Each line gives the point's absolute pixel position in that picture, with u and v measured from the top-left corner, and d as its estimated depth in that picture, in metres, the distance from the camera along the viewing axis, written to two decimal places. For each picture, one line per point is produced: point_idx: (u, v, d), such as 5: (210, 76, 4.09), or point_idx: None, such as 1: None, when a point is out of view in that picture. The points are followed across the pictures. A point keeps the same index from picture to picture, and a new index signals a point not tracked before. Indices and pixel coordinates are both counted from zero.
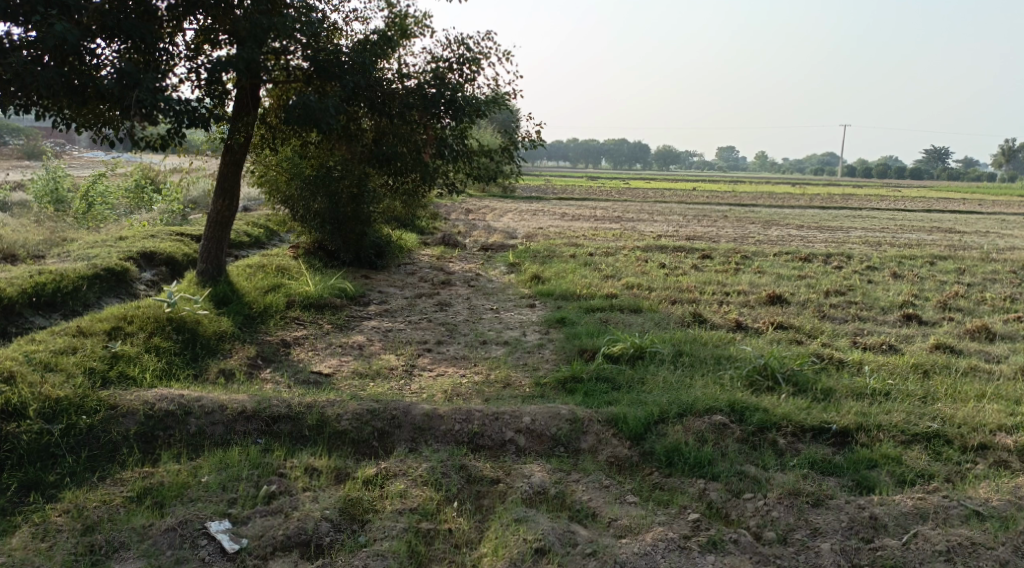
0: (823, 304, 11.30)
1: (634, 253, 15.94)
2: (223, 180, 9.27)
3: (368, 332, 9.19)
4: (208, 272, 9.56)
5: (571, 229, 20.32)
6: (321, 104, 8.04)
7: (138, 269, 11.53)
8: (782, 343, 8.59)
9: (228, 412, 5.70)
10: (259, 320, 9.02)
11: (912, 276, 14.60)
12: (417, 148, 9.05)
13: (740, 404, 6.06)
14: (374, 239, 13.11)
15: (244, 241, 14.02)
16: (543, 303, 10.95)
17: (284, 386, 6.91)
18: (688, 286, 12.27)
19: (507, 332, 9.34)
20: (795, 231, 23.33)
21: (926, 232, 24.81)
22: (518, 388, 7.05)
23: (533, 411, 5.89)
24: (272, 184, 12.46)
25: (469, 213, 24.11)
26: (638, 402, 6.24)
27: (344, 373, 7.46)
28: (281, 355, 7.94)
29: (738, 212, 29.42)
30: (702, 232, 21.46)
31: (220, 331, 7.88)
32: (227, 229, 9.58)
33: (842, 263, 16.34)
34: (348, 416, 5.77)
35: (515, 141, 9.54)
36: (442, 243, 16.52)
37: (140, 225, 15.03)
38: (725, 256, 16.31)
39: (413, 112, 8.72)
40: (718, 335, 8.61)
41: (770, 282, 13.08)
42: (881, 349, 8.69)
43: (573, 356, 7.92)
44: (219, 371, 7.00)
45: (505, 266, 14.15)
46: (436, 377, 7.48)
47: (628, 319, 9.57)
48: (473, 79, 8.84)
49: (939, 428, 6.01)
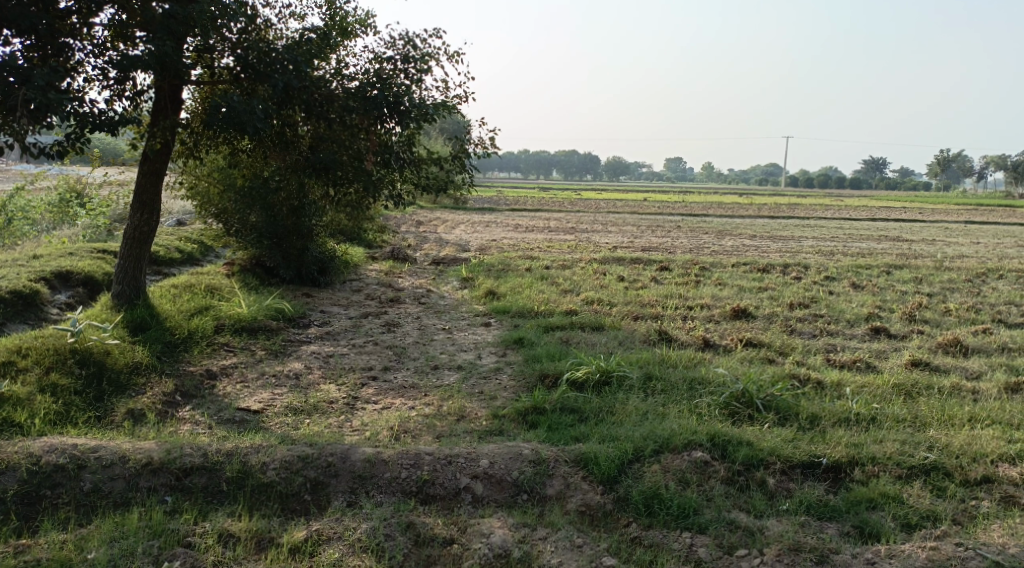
0: (790, 318, 10.80)
1: (591, 266, 15.36)
2: (142, 192, 8.38)
3: (307, 358, 8.35)
4: (126, 294, 8.60)
5: (524, 241, 19.66)
6: (248, 106, 7.21)
7: (52, 292, 10.52)
8: (755, 363, 8.02)
9: (131, 465, 4.91)
10: (182, 348, 8.11)
11: (872, 286, 14.27)
12: (359, 156, 8.21)
13: (722, 436, 5.41)
14: (316, 255, 12.25)
15: (174, 258, 13.05)
16: (498, 322, 10.22)
17: (204, 427, 6.08)
18: (649, 301, 11.69)
19: (461, 355, 8.59)
20: (748, 241, 23.10)
21: (875, 241, 24.80)
22: (473, 421, 6.32)
23: (490, 452, 5.17)
24: (203, 197, 11.57)
25: (418, 226, 23.30)
26: (608, 437, 5.56)
27: (276, 408, 6.62)
28: (205, 389, 7.08)
29: (690, 222, 29.19)
30: (656, 243, 21.06)
31: (133, 363, 7.03)
32: (146, 246, 8.64)
33: (800, 273, 15.99)
34: (274, 465, 4.98)
35: (467, 149, 8.76)
36: (392, 257, 15.67)
37: (61, 242, 13.98)
38: (683, 268, 15.84)
39: (354, 116, 7.93)
40: (687, 355, 7.99)
41: (732, 295, 12.58)
42: (859, 365, 8.16)
43: (533, 383, 7.22)
44: (127, 413, 6.14)
45: (458, 282, 13.40)
46: (381, 410, 6.69)
47: (590, 338, 8.90)
48: (420, 81, 8.04)
49: (937, 458, 5.39)
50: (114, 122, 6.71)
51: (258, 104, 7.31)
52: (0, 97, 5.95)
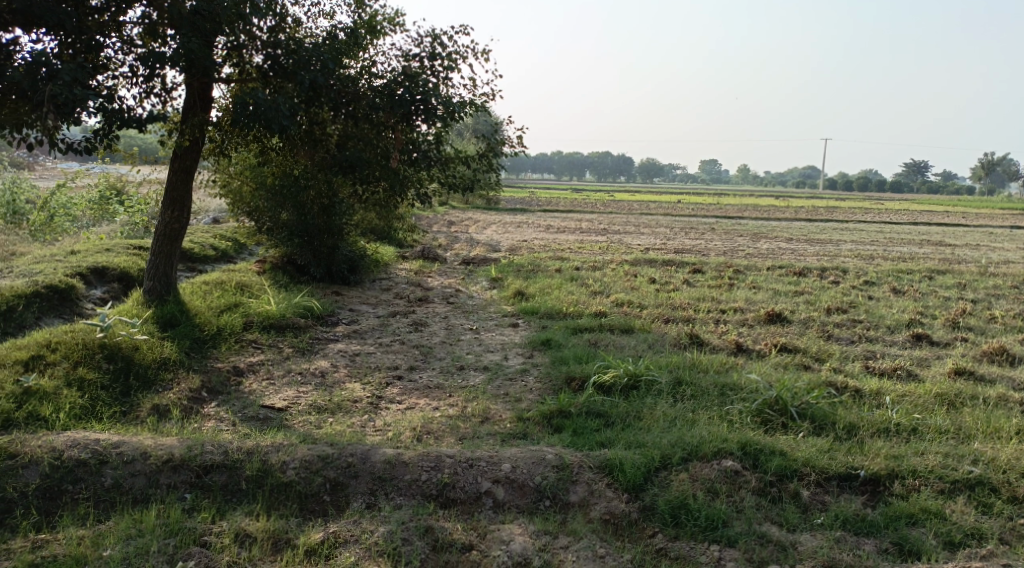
0: (827, 323, 10.53)
1: (623, 267, 15.17)
2: (173, 189, 8.40)
3: (333, 356, 8.30)
4: (156, 289, 8.63)
5: (556, 242, 19.51)
6: (273, 102, 7.13)
7: (86, 286, 10.61)
8: (790, 369, 7.81)
9: (152, 461, 4.87)
10: (210, 344, 8.10)
11: (913, 292, 13.88)
12: (384, 154, 8.22)
13: (753, 445, 5.23)
14: (346, 253, 12.23)
15: (208, 255, 13.12)
16: (527, 322, 10.10)
17: (227, 425, 6.04)
18: (681, 303, 11.48)
19: (488, 355, 8.47)
20: (785, 244, 22.70)
21: (917, 245, 24.22)
22: (498, 424, 6.20)
23: (513, 456, 5.05)
24: (235, 194, 11.62)
25: (450, 225, 23.24)
26: (635, 443, 5.40)
27: (301, 406, 6.56)
28: (231, 386, 7.06)
29: (725, 225, 28.80)
30: (690, 245, 20.78)
31: (161, 358, 7.02)
32: (176, 243, 8.66)
33: (838, 278, 15.63)
34: (294, 465, 4.90)
35: (495, 148, 8.65)
36: (422, 257, 15.62)
37: (98, 238, 14.14)
38: (718, 271, 15.58)
39: (381, 113, 7.86)
40: (718, 359, 7.80)
41: (766, 299, 12.32)
42: (898, 373, 7.90)
43: (560, 385, 7.09)
44: (152, 408, 6.13)
45: (488, 282, 13.31)
46: (405, 411, 6.60)
47: (620, 340, 8.74)
48: (447, 78, 7.96)
49: (981, 473, 5.15)
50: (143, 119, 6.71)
51: (283, 101, 7.25)
52: (28, 89, 5.92)
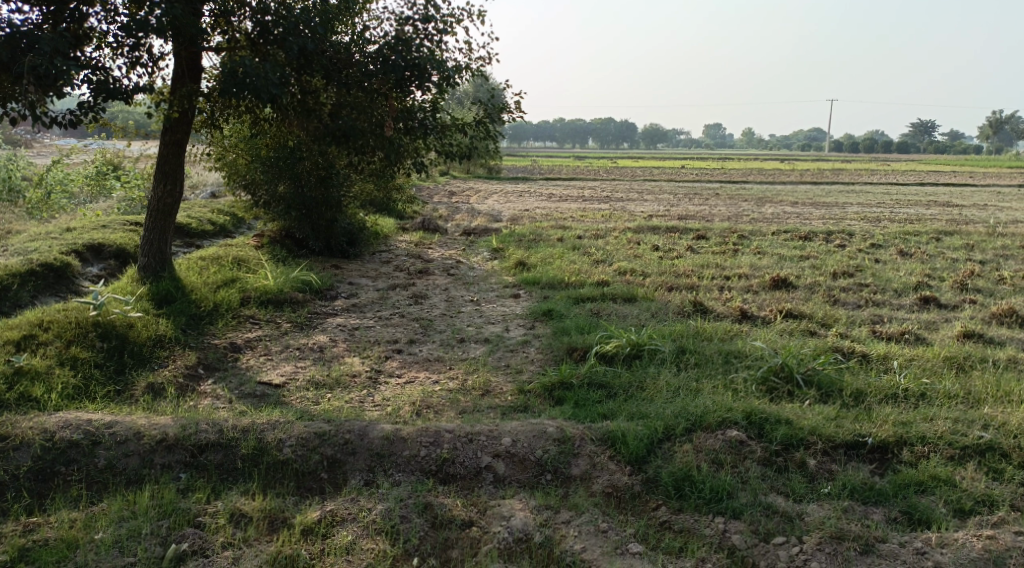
0: (833, 288, 10.38)
1: (626, 235, 15.00)
2: (164, 162, 8.25)
3: (332, 331, 8.19)
4: (151, 266, 8.51)
5: (558, 211, 19.32)
6: (261, 71, 6.93)
7: (83, 264, 10.50)
8: (795, 336, 7.68)
9: (145, 441, 4.78)
10: (207, 320, 8.00)
11: (921, 254, 13.70)
12: (377, 122, 7.88)
13: (758, 414, 5.13)
14: (345, 225, 12.08)
15: (206, 230, 13.00)
16: (529, 293, 9.98)
17: (223, 402, 5.96)
18: (685, 270, 11.34)
19: (488, 327, 8.36)
20: (790, 208, 22.48)
21: (923, 207, 23.95)
22: (498, 397, 6.10)
23: (514, 429, 4.95)
24: (231, 168, 11.46)
25: (451, 196, 23.03)
26: (638, 415, 5.30)
27: (298, 382, 6.47)
28: (228, 362, 6.96)
29: (729, 190, 28.53)
30: (693, 211, 20.58)
31: (156, 336, 6.93)
32: (170, 218, 8.52)
33: (844, 241, 15.45)
34: (290, 443, 4.81)
35: (492, 114, 8.42)
36: (423, 228, 15.46)
37: (95, 214, 14.00)
38: (722, 236, 15.41)
39: (374, 80, 7.70)
40: (723, 327, 7.68)
41: (771, 264, 12.17)
42: (906, 338, 7.76)
43: (561, 356, 6.98)
44: (147, 387, 6.06)
45: (489, 252, 13.17)
46: (404, 385, 6.50)
47: (622, 309, 8.61)
48: (441, 44, 7.77)
49: (993, 438, 5.03)
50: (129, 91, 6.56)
51: (272, 69, 7.04)
52: (7, 60, 5.78)
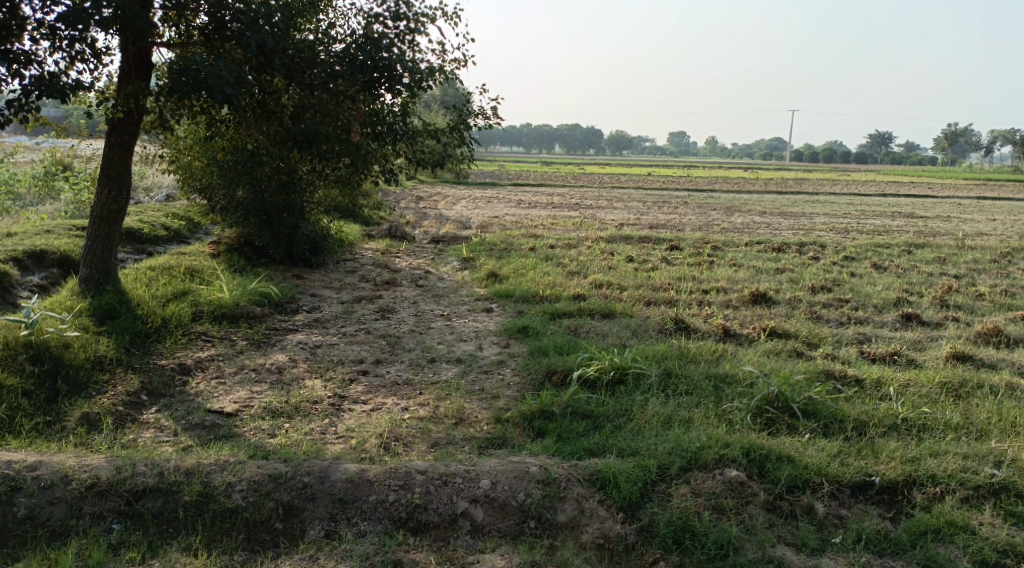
0: (814, 304, 10.05)
1: (598, 245, 14.60)
2: (109, 166, 7.64)
3: (293, 349, 7.63)
4: (94, 278, 7.86)
5: (528, 218, 18.87)
6: (213, 69, 6.35)
7: (24, 273, 9.78)
8: (782, 357, 7.31)
9: (73, 487, 4.30)
10: (154, 338, 7.40)
11: (895, 268, 13.49)
12: (344, 127, 7.27)
13: (758, 450, 4.70)
14: (308, 233, 11.49)
15: (159, 236, 12.31)
16: (501, 307, 9.50)
17: (168, 435, 5.43)
18: (661, 283, 10.95)
19: (460, 345, 7.86)
20: (759, 218, 22.32)
21: (890, 217, 23.98)
22: (473, 426, 5.62)
23: (492, 469, 4.50)
24: (186, 171, 10.81)
25: (418, 201, 22.47)
26: (628, 451, 4.86)
27: (253, 410, 5.92)
28: (176, 386, 6.40)
29: (696, 199, 28.35)
30: (664, 220, 20.29)
31: (96, 358, 6.37)
32: (116, 226, 7.89)
33: (817, 253, 15.22)
34: (241, 487, 4.35)
35: (465, 118, 7.94)
36: (389, 235, 14.86)
37: (41, 219, 13.18)
38: (695, 247, 15.08)
39: (340, 82, 7.08)
40: (707, 346, 7.28)
41: (748, 277, 11.84)
42: (896, 358, 7.43)
43: (539, 381, 6.51)
44: (81, 418, 5.54)
45: (458, 262, 12.67)
46: (370, 413, 5.98)
47: (600, 326, 8.18)
48: (412, 44, 7.24)
49: (1008, 477, 4.65)
50: (66, 88, 5.97)
51: (227, 67, 6.48)
52: None
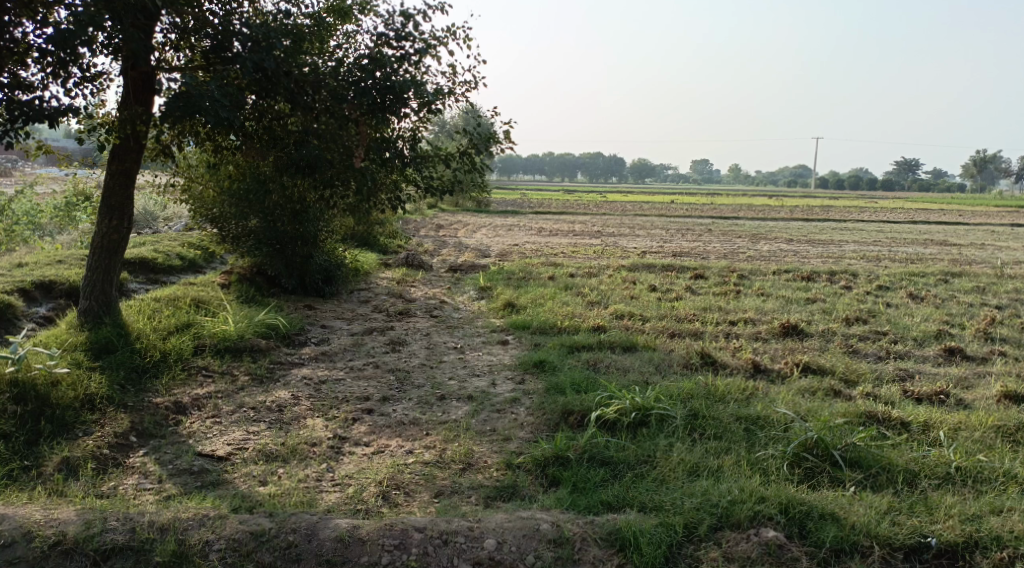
0: (849, 336, 9.51)
1: (620, 274, 14.13)
2: (109, 194, 7.31)
3: (296, 384, 7.23)
4: (92, 310, 7.50)
5: (549, 246, 18.46)
6: (208, 93, 5.90)
7: (29, 303, 9.48)
8: (819, 395, 6.78)
9: (36, 545, 3.94)
10: (151, 374, 7.03)
11: (933, 297, 12.89)
12: (349, 151, 6.94)
13: (798, 507, 4.21)
14: (321, 262, 11.14)
15: (172, 265, 12.02)
16: (517, 339, 9.06)
17: (152, 483, 5.04)
18: (686, 314, 10.46)
19: (473, 381, 7.42)
20: (787, 246, 21.76)
21: (922, 245, 23.31)
22: (482, 472, 5.17)
23: (499, 526, 4.07)
24: (198, 200, 10.52)
25: (438, 230, 22.18)
26: (650, 505, 4.38)
27: (246, 453, 5.51)
28: (168, 426, 6.01)
29: (721, 226, 27.82)
30: (689, 248, 19.79)
31: (85, 396, 6.01)
32: (117, 257, 7.53)
33: (849, 282, 14.65)
34: (219, 546, 3.97)
35: (477, 143, 7.51)
36: (406, 264, 14.50)
37: (54, 248, 12.94)
38: (721, 276, 14.58)
39: (344, 105, 6.68)
40: (737, 384, 6.77)
41: (777, 308, 11.31)
42: (943, 398, 6.87)
43: (555, 421, 6.04)
44: (61, 463, 5.16)
45: (475, 291, 12.26)
46: (372, 457, 5.55)
47: (622, 361, 7.70)
48: (419, 65, 6.85)
49: None
50: (53, 113, 5.65)
51: (222, 90, 6.03)
52: None
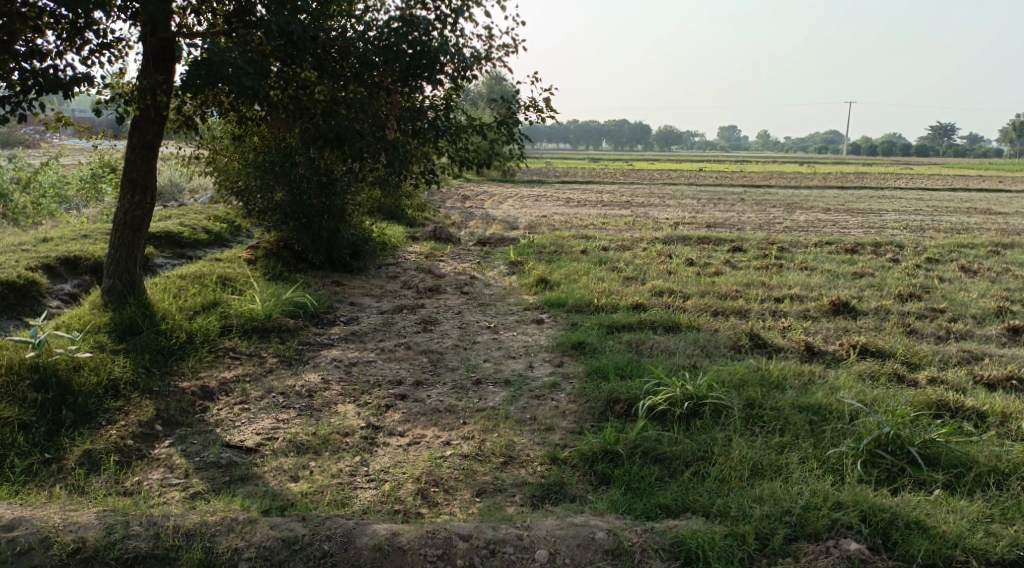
0: (903, 314, 9.02)
1: (655, 246, 13.67)
2: (131, 168, 6.99)
3: (326, 366, 6.91)
4: (116, 289, 7.22)
5: (579, 217, 17.99)
6: (229, 58, 5.51)
7: (54, 280, 9.23)
8: (880, 381, 6.35)
9: (54, 553, 3.66)
10: (177, 356, 6.75)
11: (986, 270, 12.31)
12: (378, 122, 6.51)
13: (880, 514, 3.90)
14: (349, 236, 10.80)
15: (199, 239, 11.74)
16: (553, 318, 8.68)
17: (178, 477, 4.76)
18: (728, 290, 10.01)
19: (509, 364, 7.06)
20: (824, 215, 21.10)
21: (965, 214, 22.53)
22: (525, 467, 4.83)
23: (553, 534, 3.75)
24: (223, 173, 10.18)
25: (465, 201, 21.78)
26: (714, 510, 4.03)
27: (275, 444, 5.22)
28: (195, 413, 5.73)
29: (755, 195, 27.08)
30: (724, 219, 19.25)
31: (109, 382, 5.73)
32: (140, 233, 7.21)
33: (895, 254, 14.06)
34: (249, 555, 3.68)
35: (516, 111, 7.06)
36: (434, 237, 14.14)
37: (80, 222, 12.67)
38: (760, 248, 14.05)
39: (375, 72, 6.31)
40: (792, 368, 6.36)
41: (823, 283, 10.81)
42: (1014, 384, 6.41)
43: (600, 410, 5.68)
44: (83, 457, 4.90)
45: (506, 266, 11.88)
46: (408, 448, 5.23)
47: (666, 342, 7.31)
48: (454, 28, 6.38)
49: None
50: (68, 82, 5.30)
51: (243, 56, 5.64)
52: None
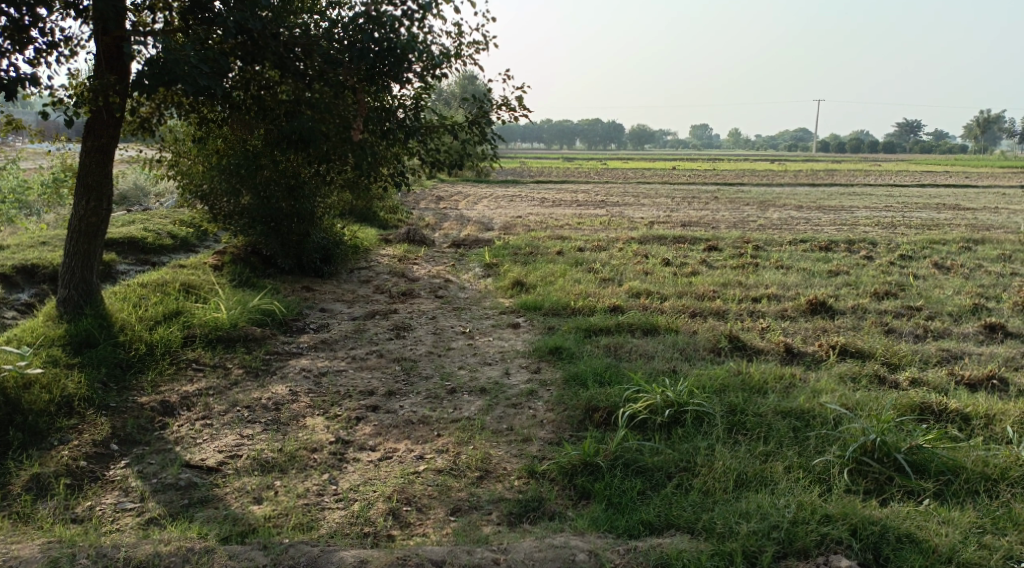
0: (881, 313, 8.95)
1: (630, 246, 13.54)
2: (85, 172, 6.67)
3: (294, 377, 6.66)
4: (72, 299, 6.90)
5: (553, 218, 17.83)
6: (184, 56, 5.24)
7: (10, 290, 8.87)
8: (862, 383, 6.23)
9: None
10: (136, 370, 6.46)
11: (959, 267, 12.31)
12: (346, 123, 6.23)
13: (870, 528, 3.77)
14: (319, 240, 10.53)
15: (164, 245, 11.39)
16: (529, 322, 8.48)
17: (134, 501, 4.51)
18: (706, 290, 9.88)
19: (484, 371, 6.86)
20: (797, 213, 21.12)
21: (935, 210, 22.68)
22: (502, 481, 4.63)
23: (531, 557, 3.57)
24: (186, 176, 9.85)
25: (438, 201, 21.53)
26: (699, 527, 3.87)
27: (239, 462, 4.97)
28: (154, 430, 5.46)
29: (728, 193, 27.11)
30: (698, 217, 19.18)
31: (62, 399, 5.44)
32: (96, 241, 6.90)
33: (869, 251, 14.03)
34: None
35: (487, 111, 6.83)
36: (407, 239, 13.88)
37: (39, 229, 12.24)
38: (735, 247, 13.98)
39: (341, 71, 6.02)
40: (773, 371, 6.21)
41: (800, 282, 10.73)
42: (995, 384, 6.32)
43: (578, 420, 5.49)
44: (32, 481, 4.62)
45: (480, 269, 11.67)
46: (379, 463, 5.01)
47: (644, 346, 7.14)
48: (423, 26, 6.16)
49: None
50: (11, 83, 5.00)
51: (199, 55, 5.36)
52: None
